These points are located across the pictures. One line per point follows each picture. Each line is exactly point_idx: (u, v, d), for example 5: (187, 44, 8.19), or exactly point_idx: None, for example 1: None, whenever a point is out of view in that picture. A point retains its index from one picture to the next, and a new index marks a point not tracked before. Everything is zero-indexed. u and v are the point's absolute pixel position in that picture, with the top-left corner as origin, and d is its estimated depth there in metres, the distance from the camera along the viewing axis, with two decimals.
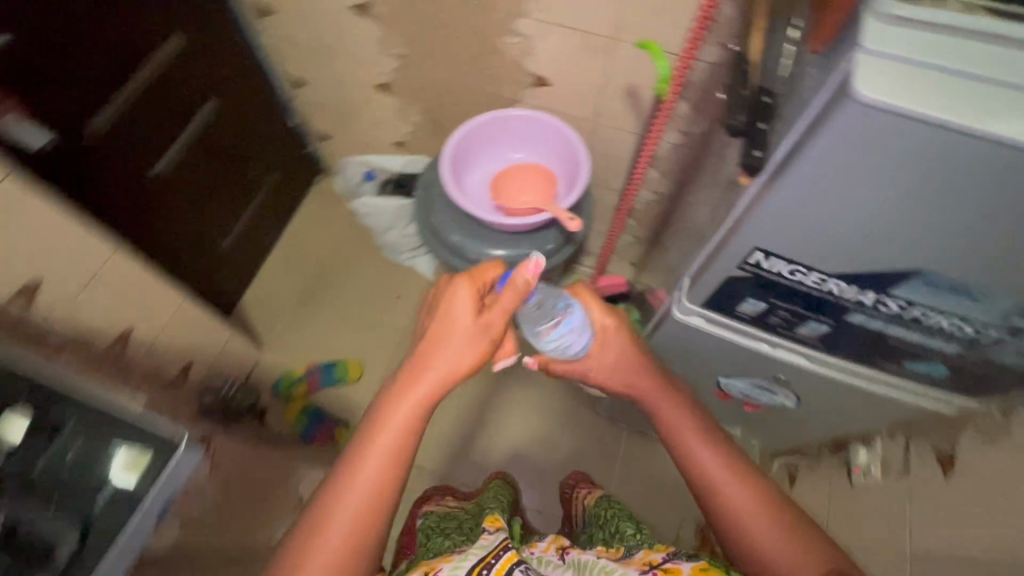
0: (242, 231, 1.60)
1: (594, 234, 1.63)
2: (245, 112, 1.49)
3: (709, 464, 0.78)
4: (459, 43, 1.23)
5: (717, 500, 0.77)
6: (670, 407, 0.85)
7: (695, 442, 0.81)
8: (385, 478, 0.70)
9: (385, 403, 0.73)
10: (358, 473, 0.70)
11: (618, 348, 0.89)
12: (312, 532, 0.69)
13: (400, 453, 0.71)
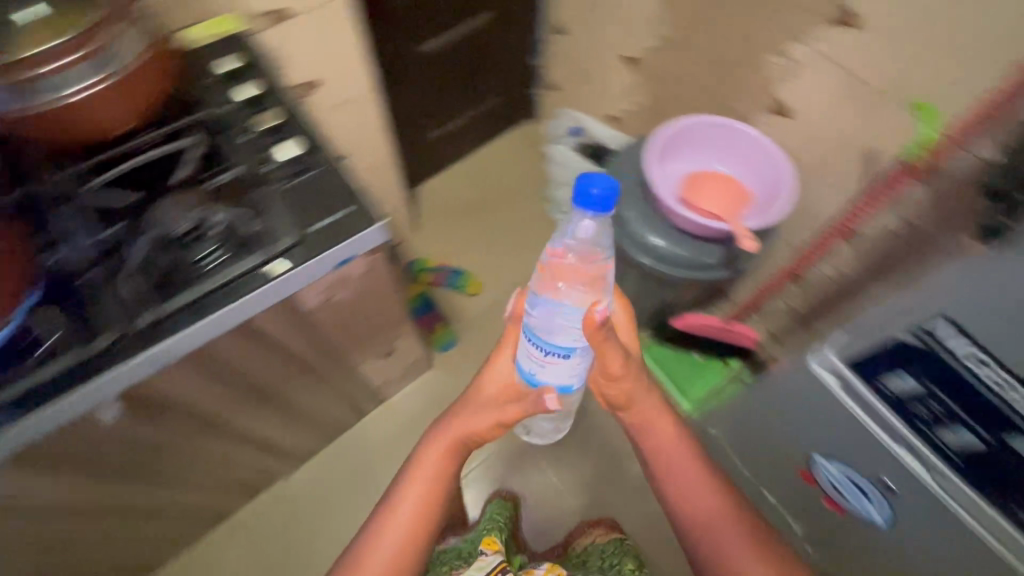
0: (451, 130, 1.81)
1: (748, 283, 1.58)
2: (505, 35, 1.69)
3: (709, 511, 0.84)
4: (722, 47, 1.27)
5: (713, 549, 0.82)
6: (669, 428, 0.88)
7: (696, 481, 0.86)
8: (415, 520, 0.86)
9: (423, 446, 0.89)
10: (391, 515, 0.87)
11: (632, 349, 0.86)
12: (367, 543, 0.86)
13: (426, 499, 0.87)
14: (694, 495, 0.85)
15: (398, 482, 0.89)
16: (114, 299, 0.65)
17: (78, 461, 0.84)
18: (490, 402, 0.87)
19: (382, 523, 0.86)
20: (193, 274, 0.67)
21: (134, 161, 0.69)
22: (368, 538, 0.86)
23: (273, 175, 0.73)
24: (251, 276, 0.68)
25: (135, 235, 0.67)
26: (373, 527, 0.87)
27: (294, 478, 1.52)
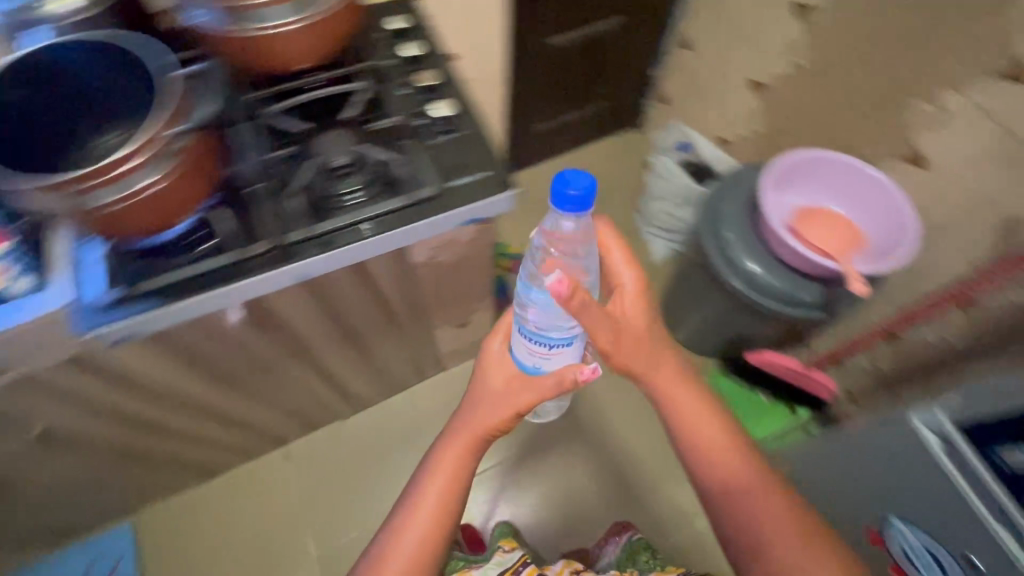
0: (556, 125, 1.84)
1: (833, 332, 1.52)
2: (631, 41, 1.70)
3: (742, 493, 0.76)
4: (864, 86, 1.23)
5: (750, 538, 0.75)
6: (687, 398, 0.79)
7: (727, 459, 0.77)
8: (436, 518, 0.77)
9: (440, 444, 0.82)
10: (415, 508, 0.78)
11: (636, 318, 0.77)
12: (386, 543, 0.77)
13: (449, 497, 0.79)
14: (727, 479, 0.77)
15: (421, 472, 0.81)
16: (270, 215, 0.72)
17: (190, 359, 0.92)
18: (502, 395, 0.80)
19: (402, 520, 0.78)
20: (336, 205, 0.73)
21: (310, 94, 0.74)
22: (390, 531, 0.78)
23: (422, 127, 0.78)
24: (389, 217, 0.74)
25: (296, 162, 0.74)
26: (396, 517, 0.79)
27: (347, 423, 1.59)
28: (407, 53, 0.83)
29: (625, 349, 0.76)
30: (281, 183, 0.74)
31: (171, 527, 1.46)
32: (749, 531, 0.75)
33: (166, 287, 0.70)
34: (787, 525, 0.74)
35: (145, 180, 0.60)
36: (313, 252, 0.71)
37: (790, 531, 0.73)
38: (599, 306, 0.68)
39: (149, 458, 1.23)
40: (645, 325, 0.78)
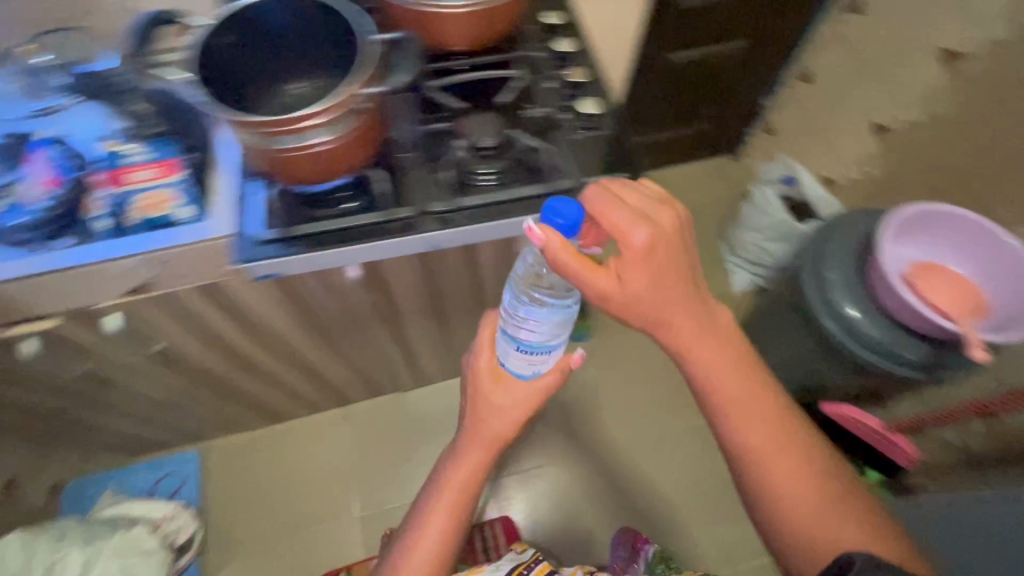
0: (655, 140, 1.84)
1: (920, 398, 1.43)
2: (750, 67, 1.66)
3: (781, 476, 0.65)
4: (1007, 145, 1.15)
5: (787, 519, 0.66)
6: (722, 368, 0.65)
7: (765, 431, 0.66)
8: (452, 529, 0.77)
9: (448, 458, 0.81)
10: (426, 523, 0.77)
11: (658, 289, 0.61)
12: (400, 555, 0.75)
13: (466, 505, 0.79)
14: (762, 455, 0.66)
15: (439, 477, 0.80)
16: (411, 184, 0.76)
17: (297, 307, 0.97)
18: (506, 409, 0.78)
19: (415, 533, 0.76)
20: (466, 186, 0.76)
21: (468, 74, 0.77)
22: (408, 542, 0.76)
23: (566, 120, 0.79)
24: (523, 202, 0.75)
25: (444, 137, 0.78)
26: (416, 519, 0.78)
27: (408, 397, 1.63)
28: (561, 48, 0.85)
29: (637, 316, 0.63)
30: (429, 156, 0.77)
31: (234, 459, 1.56)
32: (784, 511, 0.66)
33: (305, 237, 0.74)
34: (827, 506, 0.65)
35: (312, 137, 0.63)
36: (437, 227, 0.74)
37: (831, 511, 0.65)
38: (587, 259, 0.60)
39: (233, 394, 1.30)
40: (670, 290, 0.62)
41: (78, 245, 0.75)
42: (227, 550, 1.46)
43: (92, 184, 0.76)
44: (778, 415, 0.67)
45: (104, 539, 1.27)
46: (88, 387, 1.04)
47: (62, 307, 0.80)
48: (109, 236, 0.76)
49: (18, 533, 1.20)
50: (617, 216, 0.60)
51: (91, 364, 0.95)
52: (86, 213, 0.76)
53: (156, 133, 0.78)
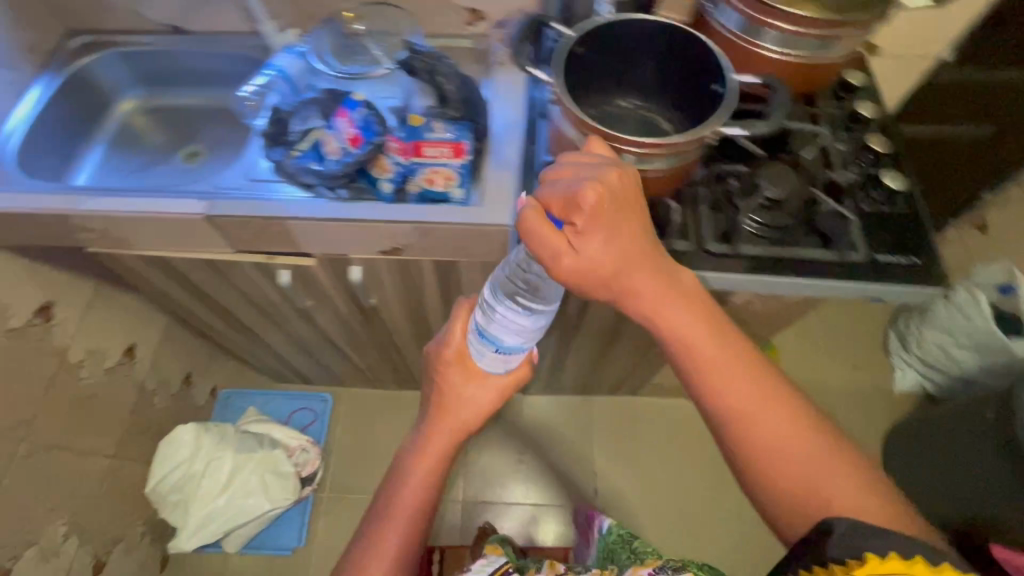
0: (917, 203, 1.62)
1: None
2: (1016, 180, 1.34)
3: (762, 443, 0.52)
4: None
5: (779, 500, 0.51)
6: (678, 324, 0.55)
7: (733, 386, 0.53)
8: (405, 545, 0.67)
9: (412, 453, 0.71)
10: (387, 526, 0.68)
11: (612, 243, 0.53)
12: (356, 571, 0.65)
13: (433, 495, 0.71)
14: (739, 419, 0.53)
15: (398, 465, 0.71)
16: (692, 222, 0.72)
17: None
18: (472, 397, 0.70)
19: (373, 535, 0.67)
20: (745, 234, 0.71)
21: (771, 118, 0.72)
22: (364, 551, 0.66)
23: (858, 186, 0.74)
24: (804, 265, 0.70)
25: (728, 177, 0.74)
26: (382, 504, 0.69)
27: (530, 401, 1.63)
28: (862, 111, 0.79)
29: (600, 282, 0.53)
30: (712, 195, 0.73)
31: (359, 413, 1.65)
32: (774, 490, 0.51)
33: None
34: (823, 474, 0.50)
35: (623, 159, 0.62)
36: (711, 270, 0.69)
37: (829, 479, 0.50)
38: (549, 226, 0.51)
39: (383, 359, 1.37)
40: (620, 232, 0.53)
41: (355, 199, 0.82)
42: (340, 496, 1.53)
43: (387, 149, 0.83)
44: (758, 386, 0.54)
45: (251, 449, 1.39)
46: (294, 321, 1.12)
47: (320, 251, 0.87)
48: (387, 199, 0.82)
49: (191, 425, 1.35)
50: (561, 184, 0.52)
51: (314, 302, 1.03)
52: (374, 173, 0.82)
53: (455, 117, 0.83)
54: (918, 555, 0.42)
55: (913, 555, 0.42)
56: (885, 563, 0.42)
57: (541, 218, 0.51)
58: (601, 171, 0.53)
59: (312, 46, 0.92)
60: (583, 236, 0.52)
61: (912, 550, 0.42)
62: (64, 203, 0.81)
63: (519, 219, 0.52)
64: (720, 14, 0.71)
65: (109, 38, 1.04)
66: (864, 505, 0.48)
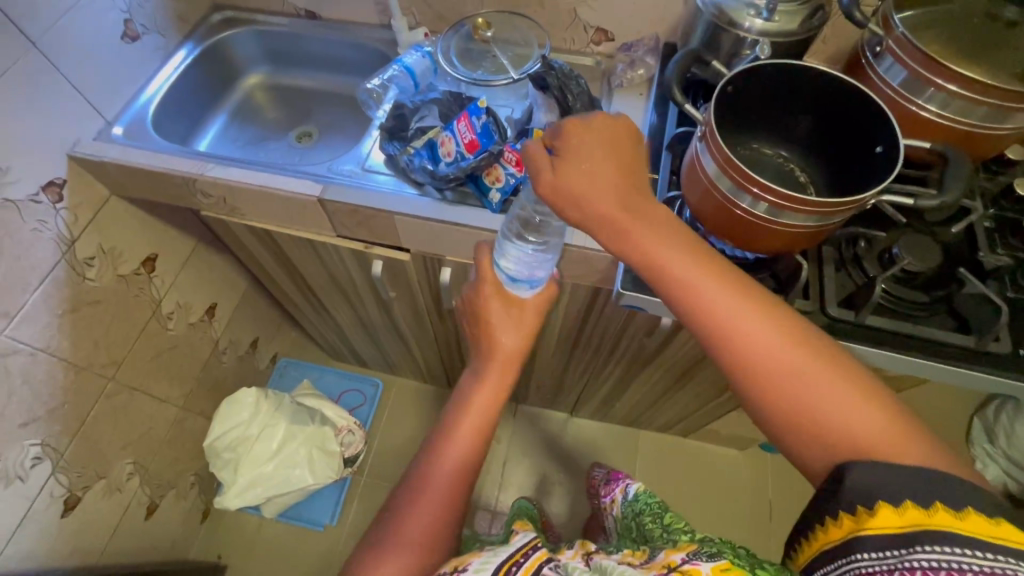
0: None
1: None
2: None
3: (769, 371, 0.48)
4: None
5: (796, 432, 0.47)
6: (671, 255, 0.51)
7: (708, 305, 0.50)
8: (453, 483, 0.62)
9: (460, 395, 0.68)
10: (433, 463, 0.63)
11: (600, 183, 0.52)
12: (398, 512, 0.60)
13: (479, 433, 0.65)
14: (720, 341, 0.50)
15: (449, 410, 0.67)
16: (815, 282, 0.68)
17: (582, 325, 0.98)
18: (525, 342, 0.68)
19: (419, 475, 0.63)
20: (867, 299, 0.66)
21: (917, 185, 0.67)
22: (407, 495, 0.62)
23: (1006, 269, 0.68)
24: (930, 344, 0.64)
25: (856, 239, 0.70)
26: (428, 450, 0.65)
27: (576, 423, 1.60)
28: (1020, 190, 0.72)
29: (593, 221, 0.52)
30: (836, 256, 0.70)
31: (406, 405, 1.66)
32: (777, 410, 0.48)
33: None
34: (838, 401, 0.45)
35: (758, 208, 0.59)
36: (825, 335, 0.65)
37: (844, 405, 0.45)
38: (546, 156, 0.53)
39: (442, 358, 1.36)
40: (604, 173, 0.52)
41: (460, 202, 0.84)
42: (376, 482, 1.55)
43: (503, 158, 0.82)
44: (734, 301, 0.50)
45: (303, 422, 1.41)
46: (371, 307, 1.14)
47: (417, 247, 0.88)
48: (494, 209, 0.82)
49: (253, 389, 1.40)
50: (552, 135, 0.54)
51: (396, 293, 1.03)
52: (485, 181, 0.82)
53: None
54: (938, 501, 0.38)
55: (932, 501, 0.39)
56: (903, 512, 0.39)
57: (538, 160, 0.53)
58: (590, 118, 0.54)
59: (440, 45, 0.93)
60: (571, 167, 0.52)
61: (931, 495, 0.39)
62: (193, 168, 0.86)
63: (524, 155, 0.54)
64: (884, 69, 0.66)
65: (249, 16, 1.10)
66: (867, 414, 0.44)
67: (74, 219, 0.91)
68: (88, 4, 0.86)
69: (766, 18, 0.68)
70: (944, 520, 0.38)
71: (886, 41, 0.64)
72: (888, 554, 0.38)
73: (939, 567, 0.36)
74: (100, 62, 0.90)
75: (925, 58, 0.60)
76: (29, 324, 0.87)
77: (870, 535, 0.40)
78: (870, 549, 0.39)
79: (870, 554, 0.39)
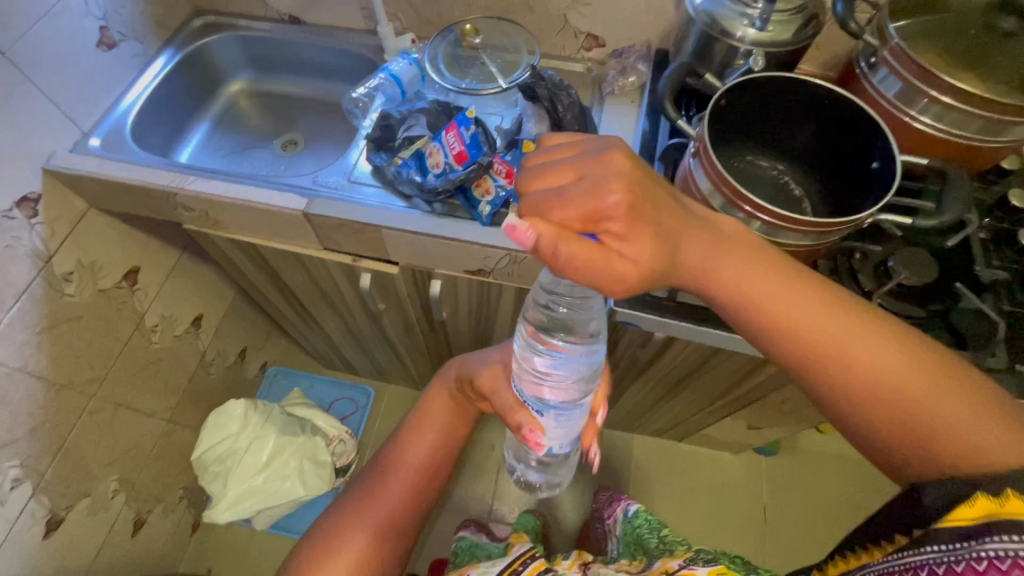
0: None
1: None
2: None
3: (862, 391, 0.46)
4: None
5: (891, 447, 0.46)
6: (750, 279, 0.48)
7: (802, 328, 0.47)
8: (413, 486, 0.68)
9: (424, 406, 0.74)
10: (395, 466, 0.69)
11: (658, 225, 0.46)
12: (353, 508, 0.65)
13: (442, 441, 0.72)
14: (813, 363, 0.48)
15: (412, 420, 0.73)
16: None
17: None
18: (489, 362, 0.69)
19: (379, 474, 0.69)
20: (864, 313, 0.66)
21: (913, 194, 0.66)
22: (363, 490, 0.67)
23: (1002, 282, 0.67)
24: None
25: (853, 252, 0.69)
26: (391, 450, 0.71)
27: None
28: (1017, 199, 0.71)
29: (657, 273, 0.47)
30: (832, 268, 0.69)
31: (399, 412, 1.63)
32: (881, 427, 0.46)
33: (660, 301, 0.70)
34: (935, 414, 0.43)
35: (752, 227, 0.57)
36: None
37: (948, 416, 0.43)
38: (586, 250, 0.43)
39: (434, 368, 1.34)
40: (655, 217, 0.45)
41: (450, 214, 0.82)
42: None
43: (492, 171, 0.80)
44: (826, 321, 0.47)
45: (294, 433, 1.39)
46: (360, 317, 1.11)
47: (406, 261, 0.86)
48: (484, 221, 0.80)
49: (242, 400, 1.37)
50: (571, 194, 0.43)
51: (385, 305, 1.01)
52: (475, 193, 0.80)
53: None
54: (1010, 488, 0.37)
55: (1003, 489, 0.37)
56: (973, 504, 0.38)
57: (568, 239, 0.42)
58: (603, 153, 0.45)
59: (427, 53, 0.92)
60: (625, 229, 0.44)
61: (1004, 483, 0.37)
62: (172, 181, 0.84)
63: (544, 253, 0.43)
64: (879, 80, 0.64)
65: (232, 21, 1.07)
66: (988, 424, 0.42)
67: (52, 234, 0.88)
68: (59, 11, 0.83)
69: (760, 27, 0.66)
70: (1017, 509, 0.36)
71: (881, 52, 0.63)
72: (959, 545, 0.37)
73: (1007, 556, 0.35)
74: (75, 71, 0.87)
75: (920, 69, 0.59)
76: (6, 342, 0.85)
77: (942, 525, 0.39)
78: (942, 541, 0.38)
79: (937, 546, 0.38)
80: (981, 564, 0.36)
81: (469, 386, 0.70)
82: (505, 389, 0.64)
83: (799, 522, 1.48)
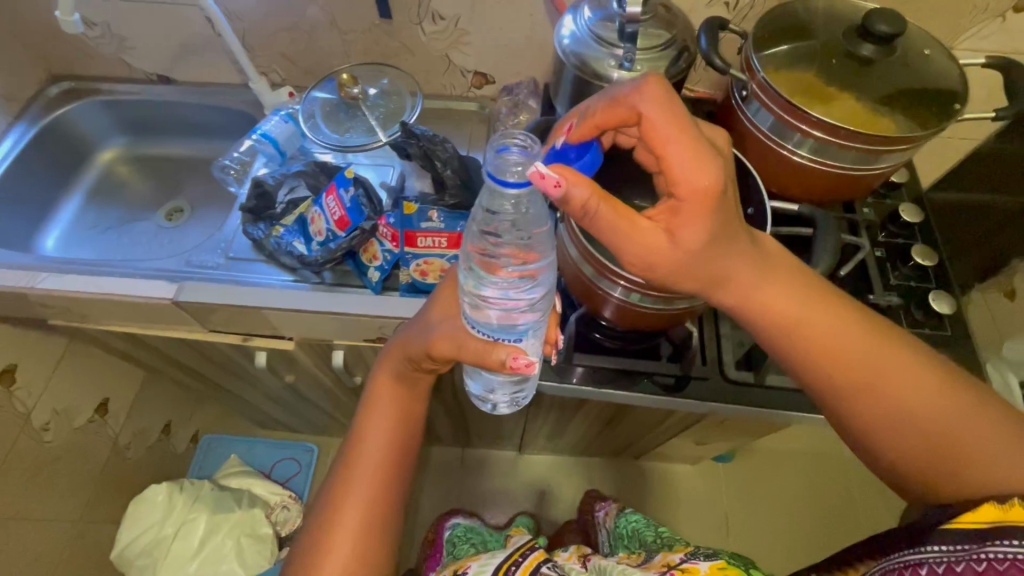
0: None
1: None
2: None
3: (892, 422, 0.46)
4: None
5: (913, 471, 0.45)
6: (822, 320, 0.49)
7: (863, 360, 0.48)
8: (385, 486, 0.59)
9: (379, 387, 0.62)
10: (355, 468, 0.59)
11: (732, 252, 0.47)
12: (318, 532, 0.56)
13: (402, 428, 0.61)
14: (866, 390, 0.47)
15: (365, 411, 0.62)
16: (711, 342, 0.67)
17: None
18: (434, 326, 0.57)
19: (340, 484, 0.58)
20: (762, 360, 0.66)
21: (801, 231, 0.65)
22: (325, 509, 0.57)
23: (896, 306, 0.66)
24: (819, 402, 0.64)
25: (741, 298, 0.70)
26: (345, 455, 0.60)
27: (528, 460, 1.50)
28: (907, 215, 0.71)
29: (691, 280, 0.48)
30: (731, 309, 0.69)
31: None
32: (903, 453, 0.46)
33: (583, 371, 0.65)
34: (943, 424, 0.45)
35: (632, 296, 0.54)
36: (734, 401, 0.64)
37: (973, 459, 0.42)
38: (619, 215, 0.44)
39: None
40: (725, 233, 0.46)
41: (340, 283, 0.77)
42: None
43: (377, 233, 0.74)
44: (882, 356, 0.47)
45: (228, 508, 1.29)
46: (274, 386, 1.03)
47: (300, 335, 0.79)
48: (375, 288, 0.75)
49: (164, 484, 1.27)
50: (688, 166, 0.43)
51: (295, 375, 0.94)
52: (363, 258, 0.75)
53: (453, 205, 0.75)
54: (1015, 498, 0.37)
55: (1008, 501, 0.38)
56: (981, 511, 0.38)
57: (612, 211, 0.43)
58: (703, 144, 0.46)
59: (303, 108, 0.85)
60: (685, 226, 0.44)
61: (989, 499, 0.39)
62: (20, 280, 0.74)
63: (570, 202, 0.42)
64: (753, 112, 0.62)
65: (93, 85, 0.98)
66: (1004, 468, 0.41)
67: None
68: None
69: (629, 68, 0.63)
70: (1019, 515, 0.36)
71: (750, 85, 0.61)
72: (960, 547, 0.38)
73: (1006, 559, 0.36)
74: None
75: (786, 104, 0.57)
76: None
77: (947, 527, 0.39)
78: (940, 542, 0.39)
79: (936, 547, 0.39)
80: (981, 565, 0.37)
81: (424, 359, 0.58)
82: (469, 340, 0.53)
83: (762, 525, 1.48)
